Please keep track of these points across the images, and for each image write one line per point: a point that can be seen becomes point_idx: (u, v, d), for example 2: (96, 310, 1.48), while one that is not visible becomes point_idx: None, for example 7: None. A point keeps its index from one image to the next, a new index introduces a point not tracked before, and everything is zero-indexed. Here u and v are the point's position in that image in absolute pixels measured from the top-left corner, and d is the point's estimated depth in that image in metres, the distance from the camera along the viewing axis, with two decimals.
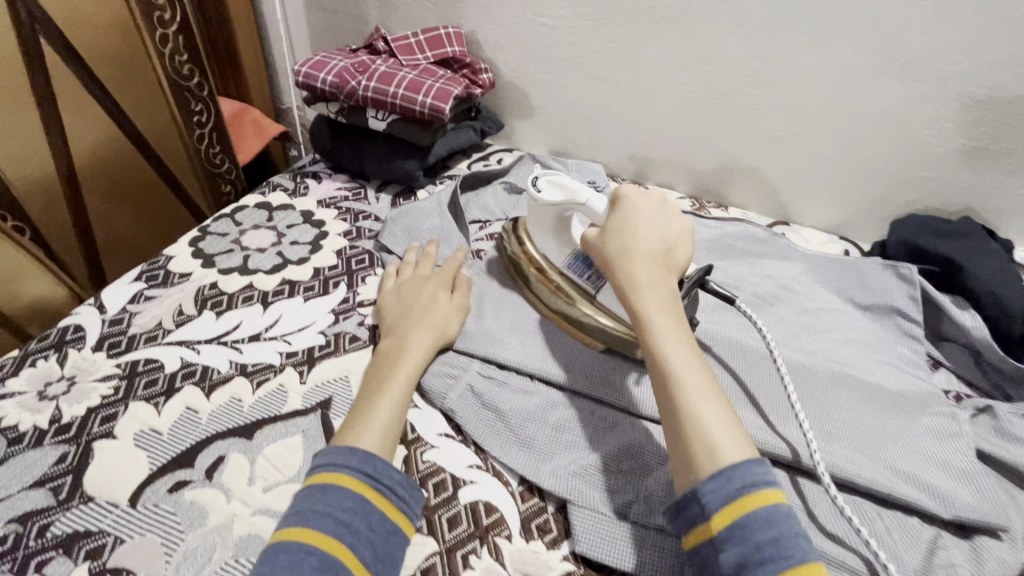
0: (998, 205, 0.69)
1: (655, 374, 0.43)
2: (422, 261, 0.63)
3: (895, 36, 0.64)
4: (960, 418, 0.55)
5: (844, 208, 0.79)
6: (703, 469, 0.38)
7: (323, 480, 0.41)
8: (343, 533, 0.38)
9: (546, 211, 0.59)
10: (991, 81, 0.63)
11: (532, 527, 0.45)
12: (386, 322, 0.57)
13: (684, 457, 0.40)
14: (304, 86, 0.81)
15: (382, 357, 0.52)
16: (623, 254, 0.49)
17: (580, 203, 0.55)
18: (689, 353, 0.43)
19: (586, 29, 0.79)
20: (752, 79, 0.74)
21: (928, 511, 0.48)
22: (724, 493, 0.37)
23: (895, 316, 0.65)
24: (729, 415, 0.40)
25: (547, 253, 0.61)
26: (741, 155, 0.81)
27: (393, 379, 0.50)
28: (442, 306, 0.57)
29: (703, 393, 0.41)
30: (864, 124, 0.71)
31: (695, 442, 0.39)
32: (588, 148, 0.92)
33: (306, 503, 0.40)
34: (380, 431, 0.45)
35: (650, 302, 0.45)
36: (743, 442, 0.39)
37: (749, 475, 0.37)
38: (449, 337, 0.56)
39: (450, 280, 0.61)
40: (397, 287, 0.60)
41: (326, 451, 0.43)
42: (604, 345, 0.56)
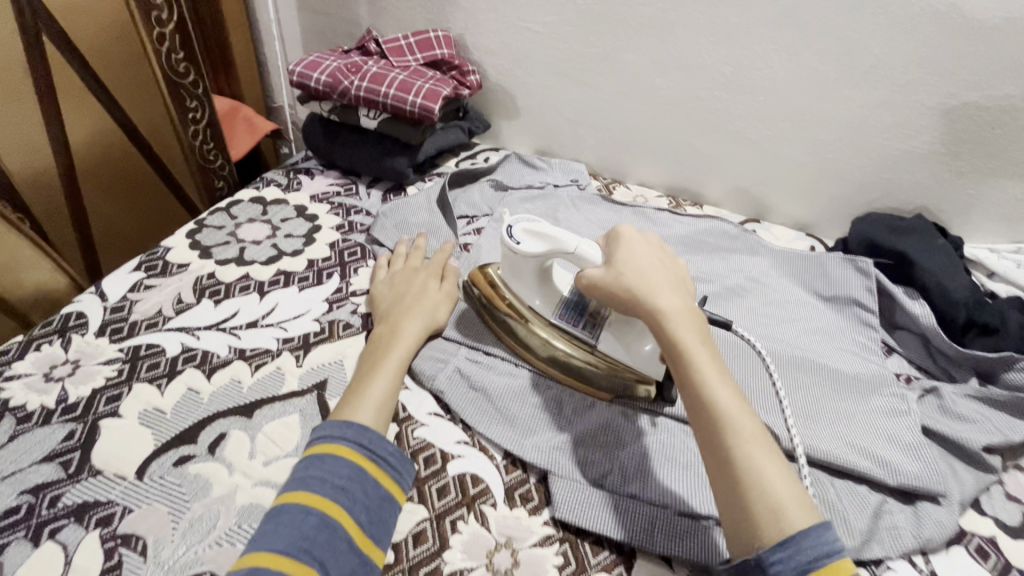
0: (947, 204, 0.75)
1: (705, 429, 0.42)
2: (411, 257, 0.66)
3: (855, 46, 0.69)
4: (908, 398, 0.60)
5: (810, 206, 0.84)
6: (771, 535, 0.37)
7: (321, 450, 0.44)
8: (341, 498, 0.42)
9: (528, 264, 0.56)
10: (940, 89, 0.68)
11: (516, 496, 0.49)
12: (378, 312, 0.60)
13: (747, 521, 0.38)
14: (298, 85, 0.83)
15: (376, 342, 0.56)
16: (654, 297, 0.48)
17: (569, 251, 0.53)
18: (736, 404, 0.43)
19: (570, 35, 0.83)
20: (724, 84, 0.79)
21: (876, 479, 0.53)
22: (797, 562, 0.36)
23: (852, 305, 0.70)
24: (786, 472, 0.40)
25: (533, 305, 0.58)
26: (715, 156, 0.86)
27: (388, 363, 0.53)
28: (432, 296, 0.60)
29: (759, 449, 0.40)
30: (826, 128, 0.76)
31: (759, 505, 0.38)
32: (571, 148, 0.96)
33: (306, 470, 0.43)
34: (373, 407, 0.49)
35: (691, 350, 0.45)
36: (803, 502, 0.38)
37: (821, 542, 0.36)
38: (439, 324, 0.59)
39: (439, 270, 0.64)
40: (389, 278, 0.64)
41: (324, 425, 0.46)
42: (611, 394, 0.54)
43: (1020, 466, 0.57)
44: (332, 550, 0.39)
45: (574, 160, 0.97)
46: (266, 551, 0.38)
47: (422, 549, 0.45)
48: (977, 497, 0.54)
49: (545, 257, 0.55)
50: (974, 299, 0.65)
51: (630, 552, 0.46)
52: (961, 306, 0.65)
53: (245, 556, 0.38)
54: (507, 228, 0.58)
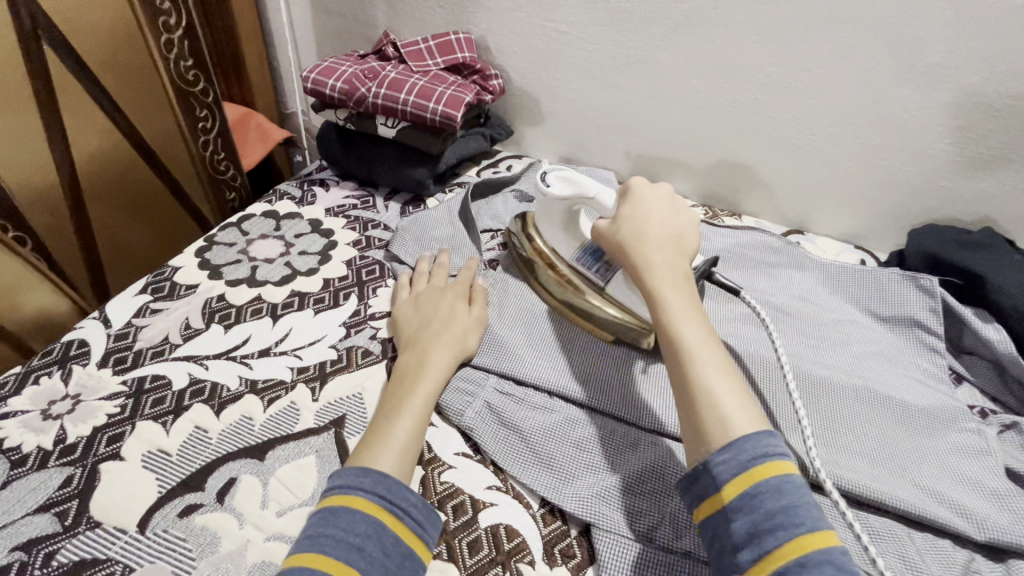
0: (1018, 215, 0.68)
1: (668, 351, 0.44)
2: (435, 275, 0.62)
3: (919, 43, 0.63)
4: (987, 434, 0.54)
5: (861, 216, 0.78)
6: (714, 440, 0.39)
7: (335, 502, 0.40)
8: (355, 559, 0.37)
9: (555, 206, 0.59)
10: (1014, 90, 0.62)
11: (556, 552, 0.44)
12: (401, 337, 0.55)
13: (695, 430, 0.40)
14: (312, 93, 0.79)
15: (400, 372, 0.51)
16: (635, 239, 0.50)
17: (591, 198, 0.56)
18: (702, 332, 0.44)
19: (599, 35, 0.78)
20: (768, 86, 0.73)
21: (961, 532, 0.47)
22: (736, 463, 0.37)
23: (914, 328, 0.64)
24: (743, 391, 0.41)
25: (555, 246, 0.61)
26: (756, 163, 0.80)
27: (412, 395, 0.48)
28: (460, 320, 0.56)
29: (716, 369, 0.41)
30: (882, 133, 0.70)
31: (706, 415, 0.40)
32: (599, 155, 0.91)
33: (318, 527, 0.38)
34: (396, 450, 0.44)
35: (662, 283, 0.47)
36: (753, 413, 0.39)
37: (760, 446, 0.37)
38: (468, 352, 0.54)
39: (466, 291, 0.59)
40: (413, 298, 0.59)
41: (340, 472, 0.42)
42: (613, 337, 0.57)
43: None
44: None
45: (602, 167, 0.91)
46: None
47: None
48: None
49: (571, 202, 0.57)
50: None
51: None
52: None
53: None
54: (542, 171, 0.60)
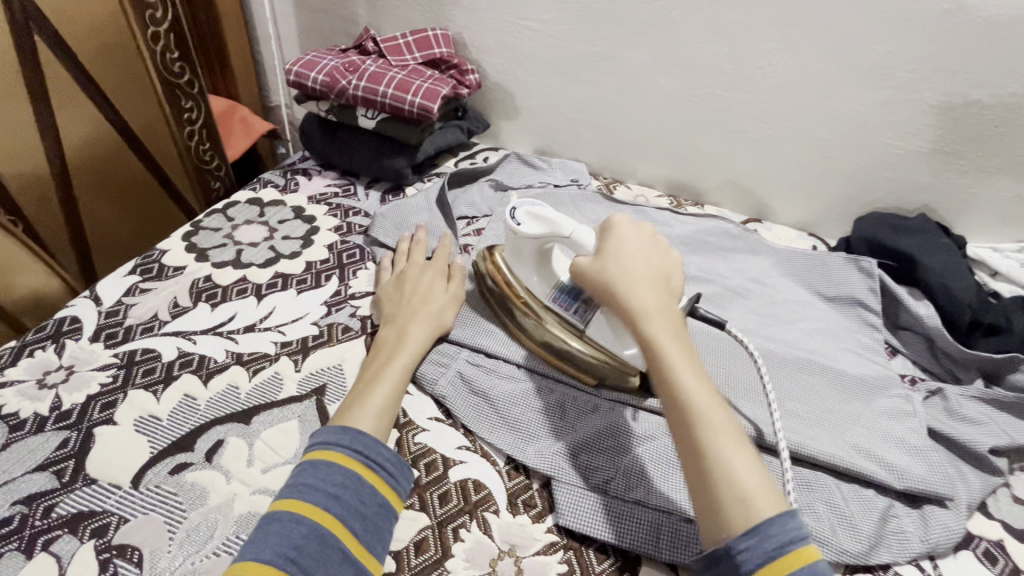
0: (951, 203, 0.74)
1: (679, 419, 0.42)
2: (415, 253, 0.65)
3: (859, 44, 0.69)
4: (914, 399, 0.59)
5: (813, 204, 0.83)
6: (739, 524, 0.38)
7: (316, 456, 0.44)
8: (334, 506, 0.41)
9: (527, 244, 0.57)
10: (944, 88, 0.67)
11: (519, 503, 0.48)
12: (383, 314, 0.59)
13: (713, 509, 0.39)
14: (294, 85, 0.82)
15: (381, 346, 0.55)
16: (635, 291, 0.47)
17: (566, 235, 0.54)
18: (709, 396, 0.43)
19: (570, 33, 0.82)
20: (726, 83, 0.78)
21: (883, 483, 0.52)
22: (763, 552, 0.37)
23: (857, 307, 0.69)
24: (757, 463, 0.40)
25: (531, 286, 0.58)
26: (717, 156, 0.85)
27: (391, 366, 0.52)
28: (438, 297, 0.60)
29: (733, 443, 0.41)
30: (829, 126, 0.76)
31: (729, 496, 0.39)
32: (571, 147, 0.95)
33: (299, 477, 0.42)
34: (373, 413, 0.48)
35: (667, 343, 0.45)
36: (770, 489, 0.39)
37: (788, 530, 0.37)
38: (445, 328, 0.58)
39: (445, 270, 0.63)
40: (395, 277, 0.63)
41: (320, 430, 0.46)
42: (597, 380, 0.55)
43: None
44: (322, 561, 0.38)
45: (574, 159, 0.96)
46: (252, 560, 0.37)
47: (424, 558, 0.44)
48: (984, 500, 0.53)
49: (546, 240, 0.55)
50: (979, 299, 0.65)
51: (635, 558, 0.46)
52: (966, 307, 0.64)
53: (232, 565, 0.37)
54: (510, 209, 0.57)
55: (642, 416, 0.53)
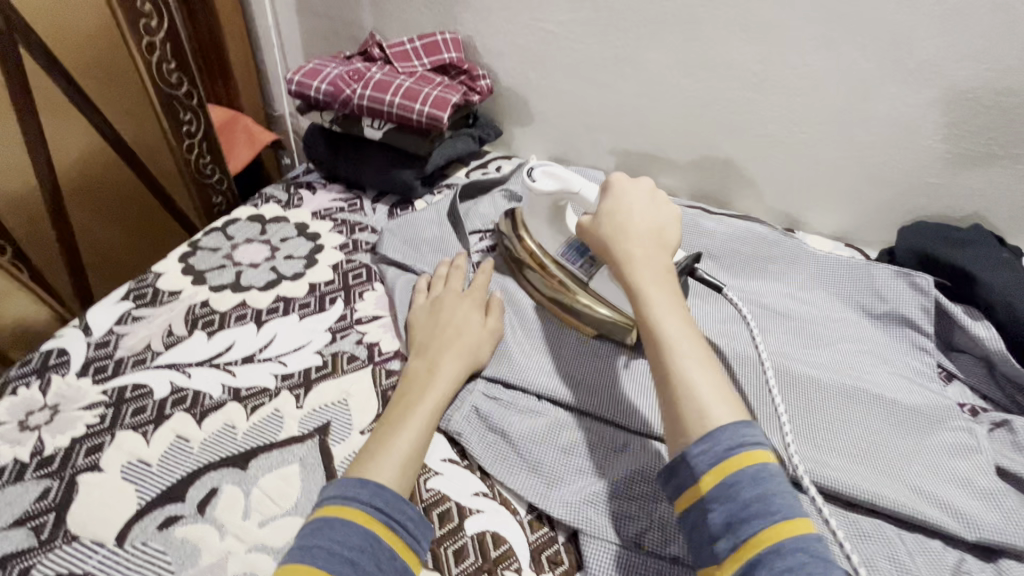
0: (1007, 211, 0.68)
1: (646, 340, 0.44)
2: (450, 278, 0.61)
3: (905, 41, 0.63)
4: (977, 433, 0.53)
5: (851, 214, 0.77)
6: (693, 431, 0.39)
7: (329, 513, 0.39)
8: (350, 574, 0.36)
9: (540, 200, 0.60)
10: (1001, 87, 0.61)
11: (543, 559, 0.43)
12: (414, 341, 0.55)
13: (674, 419, 0.40)
14: (297, 95, 0.78)
15: (410, 380, 0.50)
16: (614, 228, 0.50)
17: (575, 191, 0.56)
18: (679, 320, 0.44)
19: (587, 35, 0.78)
20: (757, 84, 0.72)
21: (952, 533, 0.46)
22: (713, 453, 0.37)
23: (906, 329, 0.63)
24: (720, 378, 0.40)
25: (542, 242, 0.61)
26: (745, 162, 0.80)
27: (420, 406, 0.48)
28: (475, 331, 0.55)
29: (694, 358, 0.41)
30: (870, 130, 0.70)
31: (684, 405, 0.40)
32: (588, 155, 0.90)
33: (311, 539, 0.37)
34: (397, 462, 0.43)
35: (639, 271, 0.46)
36: (730, 401, 0.39)
37: (737, 434, 0.37)
38: (479, 364, 0.54)
39: (482, 302, 0.58)
40: (428, 304, 0.58)
41: (335, 484, 0.41)
42: (594, 332, 0.57)
43: None
44: None
45: (591, 167, 0.91)
46: None
47: None
48: None
49: (556, 197, 0.59)
50: None
51: None
52: None
53: None
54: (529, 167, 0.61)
55: None
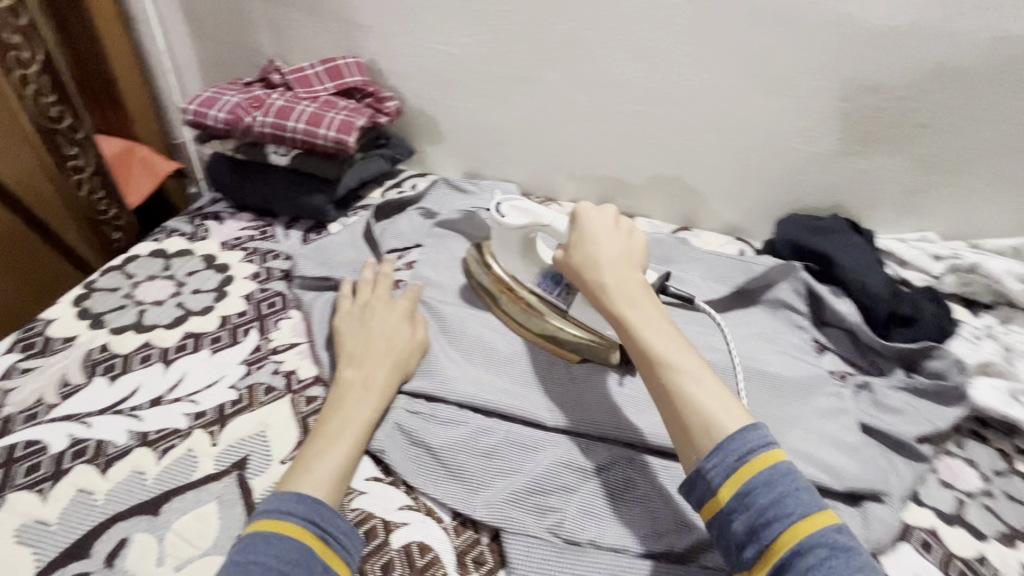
0: (858, 200, 0.79)
1: (644, 367, 0.45)
2: (377, 285, 0.63)
3: (761, 58, 0.71)
4: (844, 396, 0.61)
5: (736, 211, 0.86)
6: (703, 447, 0.40)
7: (265, 528, 0.39)
8: None
9: (511, 235, 0.58)
10: (840, 95, 0.71)
11: (468, 561, 0.46)
12: (343, 349, 0.56)
13: (684, 439, 0.42)
14: (194, 124, 0.77)
15: (341, 390, 0.52)
16: (593, 263, 0.50)
17: (546, 224, 0.55)
18: (670, 341, 0.45)
19: (487, 56, 0.81)
20: (644, 98, 0.79)
21: (824, 486, 0.53)
22: (726, 466, 0.39)
23: (785, 308, 0.71)
24: (719, 388, 0.42)
25: (515, 273, 0.61)
26: (642, 169, 0.86)
27: (354, 420, 0.49)
28: (405, 343, 0.56)
29: (694, 377, 0.43)
30: (743, 136, 0.78)
31: (692, 424, 0.41)
32: (500, 169, 0.94)
33: (245, 554, 0.37)
34: (326, 476, 0.44)
35: (625, 305, 0.47)
36: (733, 409, 0.41)
37: (748, 442, 0.39)
38: (406, 373, 0.55)
39: (409, 313, 0.60)
40: (354, 312, 0.60)
41: (271, 499, 0.41)
42: (579, 356, 0.57)
43: (950, 451, 0.59)
44: None
45: (504, 180, 0.94)
46: None
47: None
48: (916, 489, 0.55)
49: (527, 230, 0.57)
50: (891, 292, 0.68)
51: None
52: (881, 300, 0.67)
53: None
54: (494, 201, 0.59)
55: (588, 451, 0.51)
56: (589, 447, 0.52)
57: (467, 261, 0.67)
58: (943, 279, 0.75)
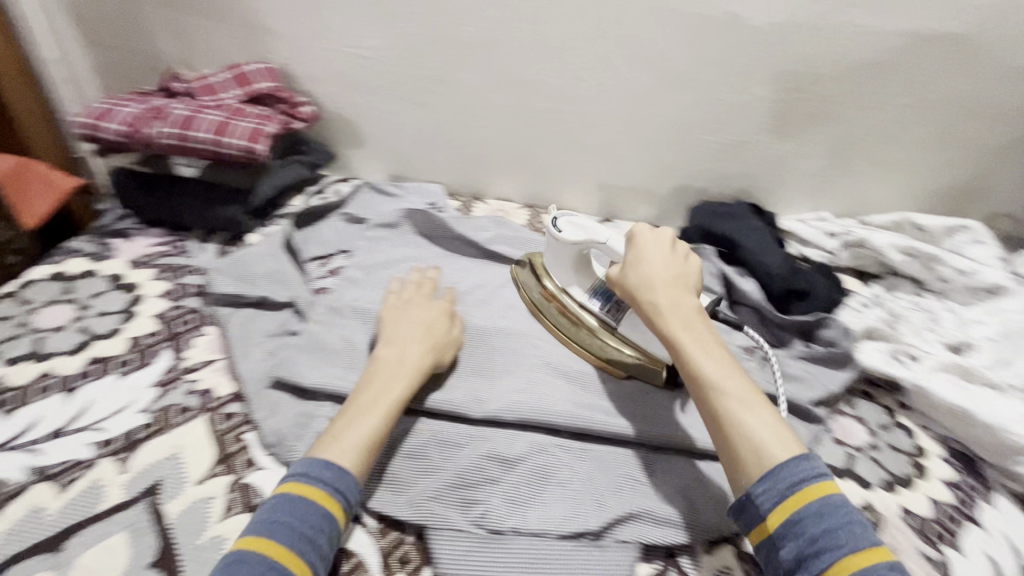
0: (760, 185, 0.85)
1: (694, 390, 0.46)
2: (426, 285, 0.64)
3: (662, 55, 0.75)
4: (751, 368, 0.65)
5: (654, 201, 0.91)
6: (754, 472, 0.41)
7: (294, 491, 0.44)
8: (306, 549, 0.41)
9: (567, 250, 0.62)
10: (736, 88, 0.76)
11: (393, 561, 0.47)
12: (384, 331, 0.58)
13: (734, 463, 0.43)
14: (88, 138, 0.72)
15: (381, 364, 0.53)
16: (648, 288, 0.52)
17: (602, 241, 0.60)
18: (723, 368, 0.46)
19: (400, 59, 0.81)
20: (558, 96, 0.81)
21: None
22: (777, 492, 0.40)
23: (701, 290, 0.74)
24: (771, 417, 0.43)
25: (567, 288, 0.64)
26: (562, 165, 0.89)
27: (389, 393, 0.50)
28: (443, 331, 0.58)
29: (745, 404, 0.44)
30: (652, 129, 0.82)
31: (743, 448, 0.42)
32: (425, 171, 0.94)
33: (273, 515, 0.42)
34: (358, 443, 0.47)
35: (677, 327, 0.49)
36: (784, 438, 0.42)
37: (801, 471, 0.40)
38: (443, 363, 0.56)
39: (448, 310, 0.61)
40: (394, 305, 0.61)
41: (302, 462, 0.46)
42: (625, 373, 0.59)
43: (843, 412, 0.64)
44: None
45: (430, 181, 0.95)
46: None
47: None
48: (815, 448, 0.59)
49: (582, 246, 0.61)
50: (788, 270, 0.74)
51: None
52: (778, 278, 0.73)
53: None
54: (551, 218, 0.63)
55: (508, 444, 0.53)
56: (509, 441, 0.53)
57: (516, 276, 0.70)
58: (837, 254, 0.82)
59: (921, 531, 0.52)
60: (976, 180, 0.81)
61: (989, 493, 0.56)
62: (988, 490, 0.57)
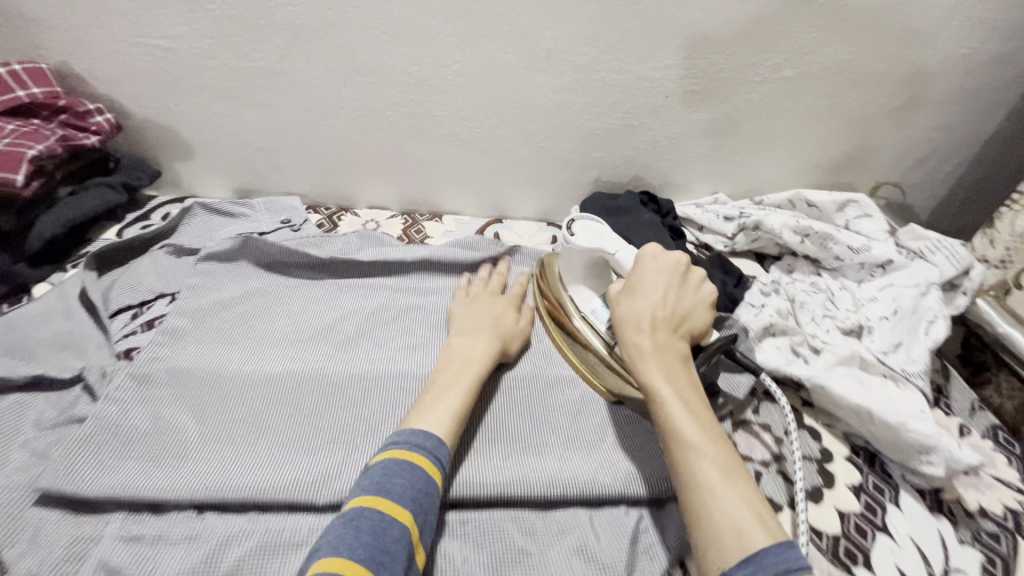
0: (650, 171, 0.79)
1: (670, 448, 0.41)
2: (491, 281, 0.67)
3: (531, 33, 0.64)
4: None
5: (543, 196, 0.83)
6: (729, 551, 0.35)
7: (400, 457, 0.43)
8: (417, 511, 0.41)
9: (576, 256, 0.59)
10: (614, 68, 0.67)
11: None
12: (454, 323, 0.60)
13: (706, 538, 0.36)
14: None
15: (454, 353, 0.55)
16: (634, 326, 0.48)
17: (611, 253, 0.56)
18: (705, 429, 0.41)
19: (214, 49, 0.65)
20: (418, 86, 0.69)
21: (631, 494, 0.49)
22: None
23: None
24: (752, 492, 0.38)
25: (575, 296, 0.61)
26: (438, 164, 0.78)
27: (467, 377, 0.52)
28: (511, 322, 0.61)
29: (724, 473, 0.38)
30: (531, 118, 0.73)
31: (718, 522, 0.36)
32: (279, 181, 0.80)
33: (389, 476, 0.42)
34: (445, 416, 0.48)
35: (658, 376, 0.45)
36: (765, 518, 0.36)
37: (783, 558, 0.33)
38: (507, 354, 0.58)
39: (516, 302, 0.64)
40: (469, 299, 0.63)
41: (404, 431, 0.46)
42: (613, 397, 0.56)
43: (747, 420, 0.59)
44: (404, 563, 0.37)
45: (288, 192, 0.82)
46: (346, 555, 0.36)
47: None
48: None
49: (592, 254, 0.58)
50: None
51: None
52: None
53: (317, 558, 0.36)
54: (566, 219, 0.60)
55: None
56: None
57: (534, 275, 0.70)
58: (735, 239, 0.78)
59: (830, 554, 0.48)
60: (864, 148, 0.79)
61: (896, 493, 0.53)
62: (895, 490, 0.54)
